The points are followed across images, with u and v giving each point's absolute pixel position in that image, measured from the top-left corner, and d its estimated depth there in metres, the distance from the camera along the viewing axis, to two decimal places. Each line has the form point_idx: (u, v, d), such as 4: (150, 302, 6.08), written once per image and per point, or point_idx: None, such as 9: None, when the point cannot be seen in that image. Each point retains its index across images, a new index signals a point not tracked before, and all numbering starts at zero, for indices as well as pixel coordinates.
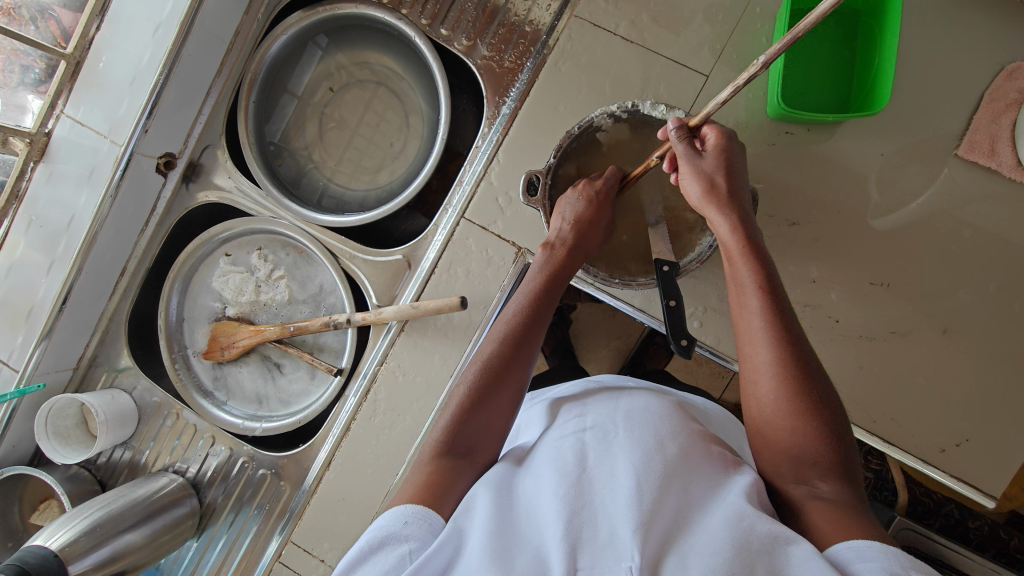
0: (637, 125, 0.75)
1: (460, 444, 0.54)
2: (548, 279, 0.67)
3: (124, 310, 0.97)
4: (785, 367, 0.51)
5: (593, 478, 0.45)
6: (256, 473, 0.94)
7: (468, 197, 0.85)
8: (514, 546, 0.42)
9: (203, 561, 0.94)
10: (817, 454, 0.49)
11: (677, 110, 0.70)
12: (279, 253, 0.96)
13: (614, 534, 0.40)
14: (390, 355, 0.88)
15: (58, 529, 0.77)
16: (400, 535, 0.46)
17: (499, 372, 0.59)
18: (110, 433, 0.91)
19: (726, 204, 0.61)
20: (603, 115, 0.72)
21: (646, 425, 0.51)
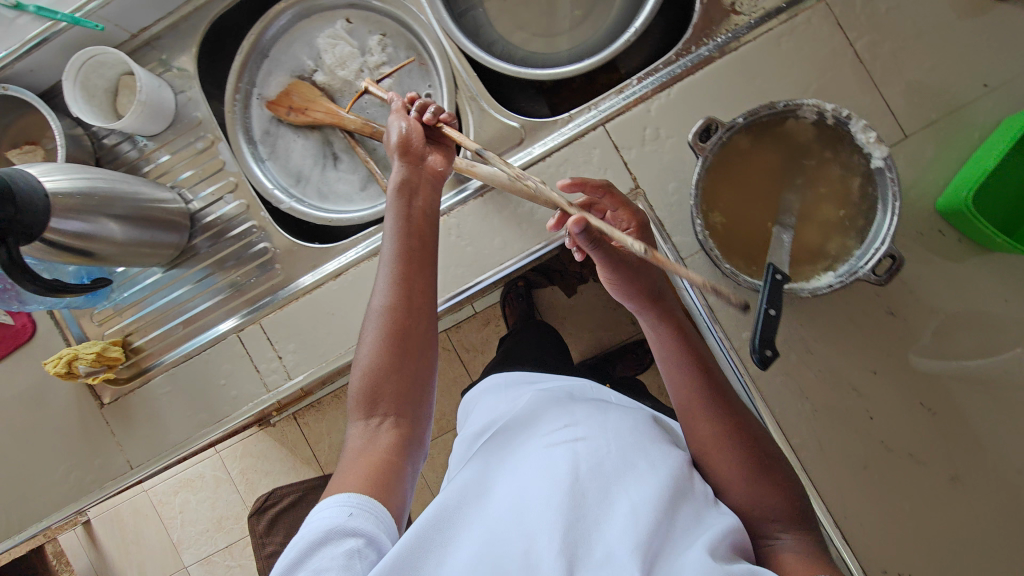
0: (831, 139, 0.68)
1: (379, 407, 0.61)
2: (420, 233, 0.66)
3: (214, 9, 0.86)
4: (727, 430, 0.61)
5: (587, 500, 0.54)
6: (257, 245, 0.88)
7: (619, 110, 0.79)
8: (505, 553, 0.50)
9: (159, 295, 0.88)
10: (774, 506, 0.59)
11: (884, 146, 0.63)
12: (400, 52, 0.87)
13: (611, 555, 0.49)
14: (455, 212, 0.82)
15: (54, 172, 0.69)
16: (344, 527, 0.51)
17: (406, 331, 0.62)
18: (140, 119, 0.81)
19: (643, 296, 0.67)
20: (813, 108, 0.66)
21: (629, 451, 0.60)
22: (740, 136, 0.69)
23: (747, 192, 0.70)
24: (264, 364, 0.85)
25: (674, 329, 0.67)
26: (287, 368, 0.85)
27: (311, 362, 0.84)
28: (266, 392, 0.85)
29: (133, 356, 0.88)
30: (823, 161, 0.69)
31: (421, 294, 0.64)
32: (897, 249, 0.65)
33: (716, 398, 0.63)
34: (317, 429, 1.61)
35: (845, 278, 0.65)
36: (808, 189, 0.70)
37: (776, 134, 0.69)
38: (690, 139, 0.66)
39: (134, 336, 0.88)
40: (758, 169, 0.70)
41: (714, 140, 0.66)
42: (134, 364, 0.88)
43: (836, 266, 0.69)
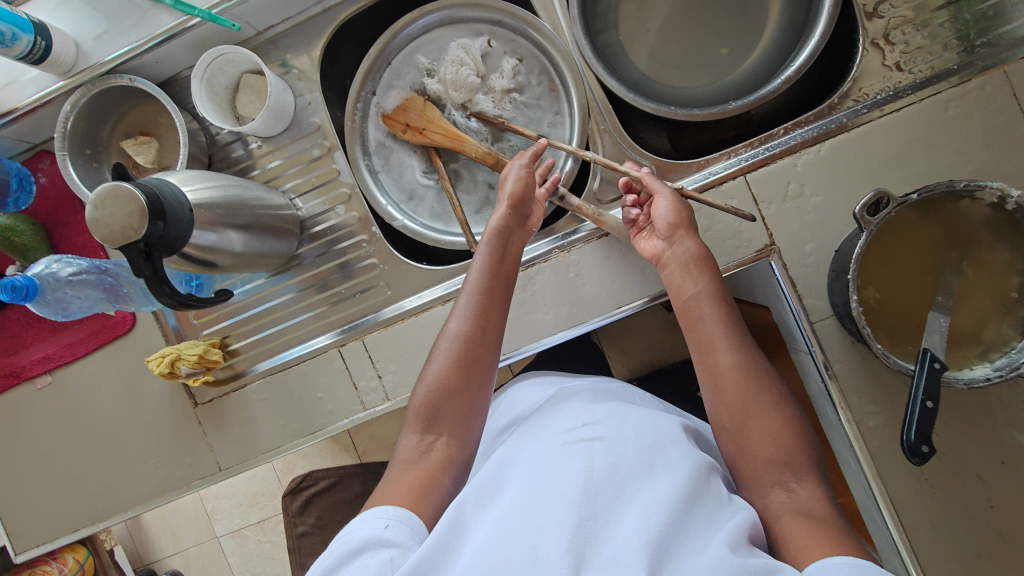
0: (1005, 223, 0.65)
1: (436, 429, 0.61)
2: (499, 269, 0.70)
3: (343, 12, 0.83)
4: (742, 364, 0.62)
5: (600, 502, 0.52)
6: (365, 259, 0.86)
7: (761, 160, 0.76)
8: (513, 540, 0.47)
9: (262, 300, 0.87)
10: (779, 442, 0.58)
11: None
12: (530, 75, 0.84)
13: (620, 552, 0.46)
14: (576, 249, 0.79)
15: (190, 181, 0.68)
16: (383, 538, 0.49)
17: (469, 355, 0.65)
18: (263, 123, 0.79)
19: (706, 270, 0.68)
20: (996, 192, 0.62)
21: (644, 454, 0.58)
22: (904, 210, 0.66)
23: (905, 269, 0.66)
24: (363, 382, 0.84)
25: (730, 332, 0.65)
26: (387, 389, 0.83)
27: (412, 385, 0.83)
28: (363, 410, 0.84)
29: (229, 358, 0.87)
30: (993, 245, 0.65)
31: (490, 322, 0.67)
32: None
33: (748, 383, 0.61)
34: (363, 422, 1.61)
35: (1005, 374, 0.61)
36: (971, 272, 0.66)
37: (942, 212, 0.66)
38: (856, 209, 0.62)
39: (233, 338, 0.88)
40: (919, 247, 0.66)
41: (883, 214, 0.63)
42: (230, 366, 0.87)
43: (991, 356, 0.65)
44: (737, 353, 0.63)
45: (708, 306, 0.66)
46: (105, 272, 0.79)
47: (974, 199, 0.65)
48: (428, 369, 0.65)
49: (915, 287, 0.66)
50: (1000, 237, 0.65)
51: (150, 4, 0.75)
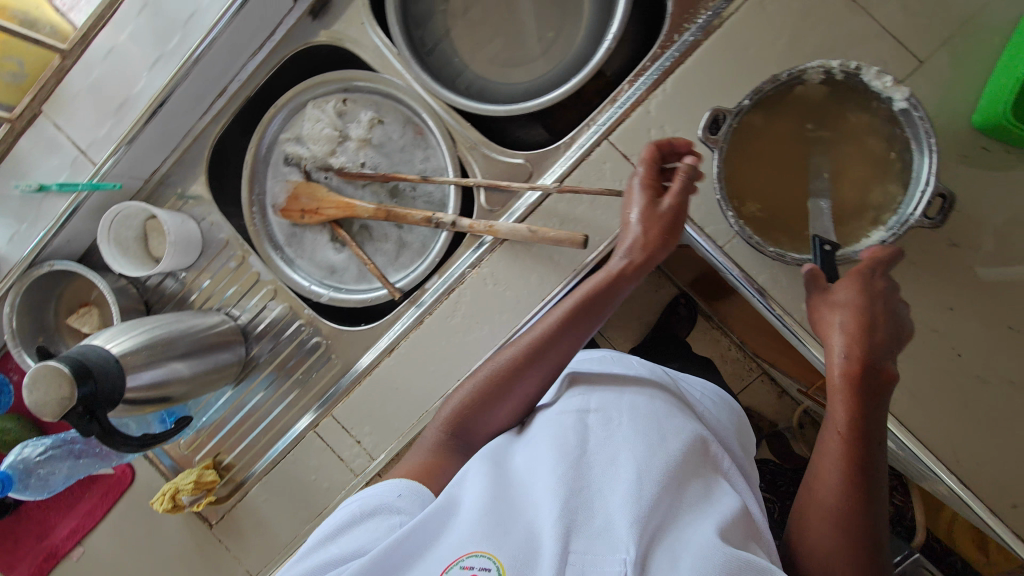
0: (844, 93, 0.66)
1: (459, 428, 0.69)
2: (567, 318, 0.66)
3: (212, 134, 0.90)
4: (856, 486, 0.56)
5: (591, 466, 0.55)
6: (309, 340, 0.91)
7: (619, 119, 0.78)
8: (511, 519, 0.51)
9: (234, 411, 0.92)
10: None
11: (903, 87, 0.60)
12: (389, 123, 0.88)
13: (610, 524, 0.49)
14: (485, 261, 0.83)
15: (116, 334, 0.73)
16: (393, 505, 0.59)
17: (506, 375, 0.67)
18: (175, 257, 0.85)
19: (851, 334, 0.58)
20: (819, 69, 0.63)
21: (643, 422, 0.60)
22: (750, 116, 0.67)
23: (771, 169, 0.68)
24: (346, 451, 0.88)
25: (853, 438, 0.57)
26: (369, 450, 0.87)
27: (389, 438, 0.87)
28: (356, 476, 0.88)
29: (226, 473, 0.93)
30: (843, 116, 0.66)
31: (559, 352, 0.67)
32: (944, 186, 0.62)
33: (854, 497, 0.56)
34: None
35: (897, 231, 0.62)
36: (834, 148, 0.67)
37: (785, 104, 0.67)
38: (698, 135, 0.65)
39: (223, 454, 0.93)
40: (777, 144, 0.68)
41: (724, 129, 0.65)
42: (230, 480, 0.92)
43: (884, 219, 0.66)
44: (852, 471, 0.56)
45: (842, 404, 0.57)
46: (72, 441, 0.85)
47: (808, 83, 0.66)
48: (465, 382, 0.71)
49: (788, 182, 0.68)
50: (845, 106, 0.66)
51: (41, 195, 0.82)
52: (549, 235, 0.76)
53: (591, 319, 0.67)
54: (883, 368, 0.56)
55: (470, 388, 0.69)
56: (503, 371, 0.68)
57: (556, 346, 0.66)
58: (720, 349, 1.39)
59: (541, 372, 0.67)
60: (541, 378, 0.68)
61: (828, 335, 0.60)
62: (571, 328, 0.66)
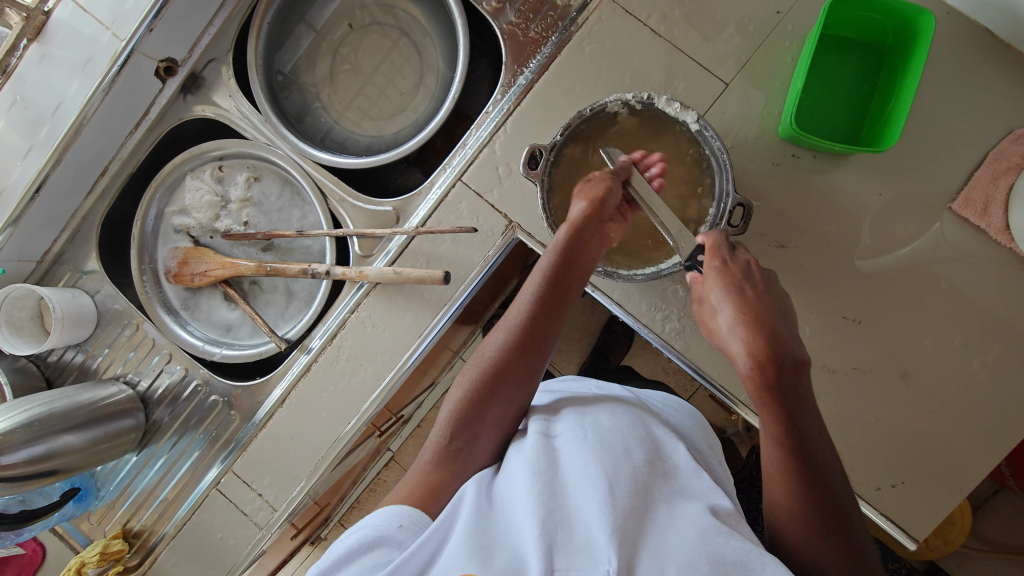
0: (650, 119, 0.73)
1: (457, 438, 0.61)
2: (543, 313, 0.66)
3: (99, 211, 0.94)
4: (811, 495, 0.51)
5: (563, 483, 0.52)
6: (208, 399, 0.93)
7: (469, 160, 0.83)
8: (495, 546, 0.48)
9: (140, 477, 0.94)
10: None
11: (692, 111, 0.67)
12: (267, 184, 0.94)
13: (590, 538, 0.46)
14: (362, 305, 0.87)
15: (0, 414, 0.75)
16: (392, 538, 0.51)
17: (498, 377, 0.63)
18: (66, 332, 0.88)
19: (749, 331, 0.56)
20: (618, 102, 0.70)
21: (609, 433, 0.57)
22: (570, 149, 0.74)
23: None
24: (249, 505, 0.89)
25: (792, 446, 0.52)
26: (271, 501, 0.89)
27: (290, 487, 0.88)
28: (260, 530, 0.89)
29: (136, 540, 0.93)
30: (653, 141, 0.73)
31: (540, 340, 0.65)
32: (742, 197, 0.67)
33: (807, 482, 0.51)
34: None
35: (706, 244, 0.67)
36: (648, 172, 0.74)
37: (601, 135, 0.74)
38: (521, 170, 0.70)
39: (132, 522, 0.93)
40: (600, 174, 0.74)
41: (542, 163, 0.71)
42: (140, 547, 0.93)
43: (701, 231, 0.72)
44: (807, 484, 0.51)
45: (763, 407, 0.54)
46: None
47: (615, 115, 0.73)
48: (458, 383, 0.65)
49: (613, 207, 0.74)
50: (654, 132, 0.73)
51: None
52: (409, 274, 0.80)
53: (558, 302, 0.67)
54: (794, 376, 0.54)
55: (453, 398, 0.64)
56: (493, 376, 0.63)
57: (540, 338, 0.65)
58: (661, 363, 1.40)
59: (531, 362, 0.65)
60: (529, 375, 0.64)
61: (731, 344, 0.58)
62: (540, 321, 0.66)
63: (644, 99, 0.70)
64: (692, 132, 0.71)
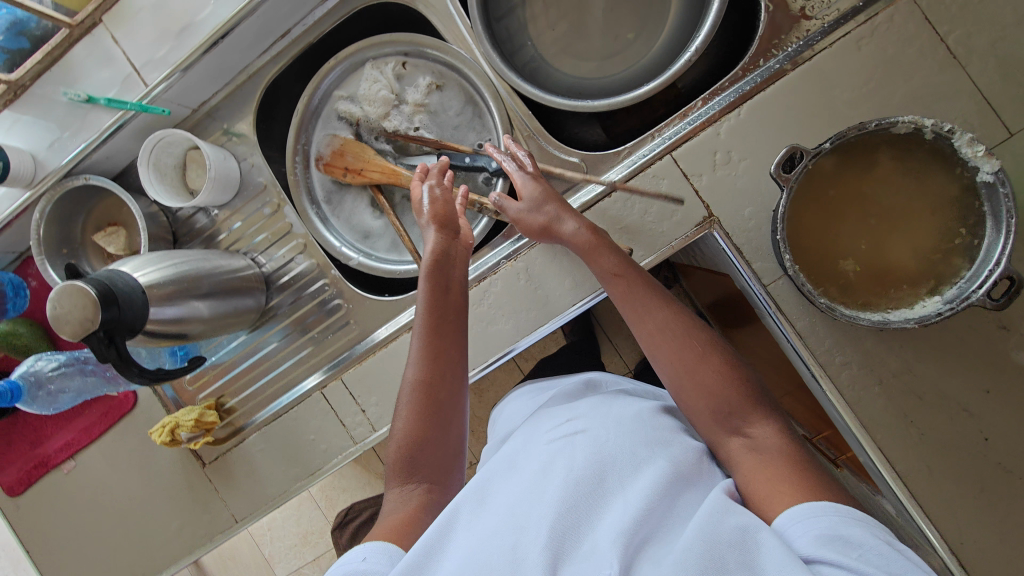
0: (929, 151, 0.64)
1: (419, 471, 0.61)
2: (438, 326, 0.66)
3: (268, 74, 0.87)
4: (694, 355, 0.62)
5: (579, 481, 0.52)
6: (332, 300, 0.90)
7: (687, 135, 0.76)
8: (496, 539, 0.48)
9: (244, 356, 0.92)
10: (724, 396, 0.60)
11: (995, 159, 0.58)
12: (447, 95, 0.87)
13: (598, 546, 0.46)
14: (523, 255, 0.81)
15: (145, 265, 0.71)
16: (359, 565, 0.49)
17: (425, 404, 0.63)
18: (212, 193, 0.84)
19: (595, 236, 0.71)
20: (911, 124, 0.61)
21: (629, 437, 0.57)
22: (823, 160, 0.66)
23: (834, 217, 0.67)
24: (349, 417, 0.87)
25: (678, 329, 0.65)
26: (372, 421, 0.86)
27: (394, 413, 0.86)
28: (354, 444, 0.87)
29: (227, 416, 0.93)
30: (921, 177, 0.64)
31: (444, 359, 0.65)
32: (1015, 269, 0.59)
33: (736, 383, 0.61)
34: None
35: (954, 305, 0.60)
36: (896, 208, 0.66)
37: (862, 156, 0.65)
38: (771, 170, 0.62)
39: (227, 397, 0.93)
40: (843, 196, 0.67)
41: (798, 168, 0.63)
42: (229, 423, 0.93)
43: (943, 290, 0.64)
44: (697, 354, 0.62)
45: (643, 294, 0.68)
46: (86, 361, 0.87)
47: (890, 136, 0.64)
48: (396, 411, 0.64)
49: (844, 234, 0.67)
50: (927, 169, 0.64)
51: (89, 107, 0.80)
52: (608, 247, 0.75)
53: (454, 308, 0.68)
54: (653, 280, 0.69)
55: (396, 432, 0.63)
56: (412, 405, 0.63)
57: (446, 349, 0.66)
58: None
59: (445, 387, 0.64)
60: (446, 391, 0.64)
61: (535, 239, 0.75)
62: (439, 335, 0.66)
63: (937, 128, 0.61)
64: (973, 180, 0.62)
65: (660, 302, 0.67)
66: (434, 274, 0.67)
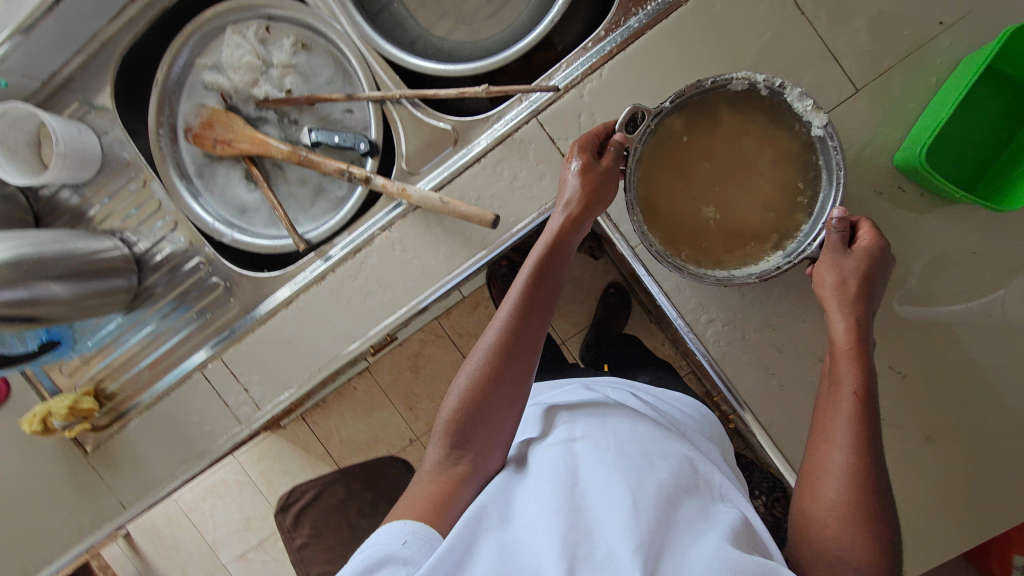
0: (768, 107, 0.65)
1: (461, 457, 0.60)
2: (527, 303, 0.63)
3: (122, 42, 0.83)
4: (862, 468, 0.51)
5: (585, 494, 0.53)
6: (209, 279, 0.87)
7: (551, 98, 0.75)
8: (520, 562, 0.48)
9: (122, 340, 0.89)
10: (863, 554, 0.49)
11: (824, 112, 0.60)
12: (316, 61, 0.83)
13: (612, 554, 0.47)
14: (396, 225, 0.80)
15: None
16: (398, 555, 0.51)
17: (492, 382, 0.61)
18: (66, 169, 0.80)
19: (850, 303, 0.59)
20: (743, 81, 0.62)
21: (630, 446, 0.58)
22: (670, 120, 0.66)
23: (686, 173, 0.67)
24: (233, 397, 0.86)
25: (864, 416, 0.54)
26: (256, 399, 0.85)
27: (278, 390, 0.84)
28: (239, 424, 0.86)
29: (108, 401, 0.90)
30: (761, 133, 0.65)
31: (529, 338, 0.63)
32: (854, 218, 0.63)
33: (855, 514, 0.50)
34: (325, 427, 1.78)
35: (793, 260, 0.62)
36: (738, 165, 0.67)
37: (706, 114, 0.66)
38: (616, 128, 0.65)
39: (107, 382, 0.90)
40: (695, 153, 0.67)
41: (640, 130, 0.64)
42: (111, 409, 0.90)
43: (785, 245, 0.66)
44: (859, 463, 0.52)
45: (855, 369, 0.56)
46: None
47: (733, 94, 0.65)
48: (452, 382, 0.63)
49: (694, 194, 0.67)
50: (769, 126, 0.65)
51: None
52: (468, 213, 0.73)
53: (548, 293, 0.64)
54: (871, 370, 0.56)
55: (450, 398, 0.62)
56: (477, 385, 0.60)
57: (540, 323, 0.64)
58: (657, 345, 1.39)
59: (516, 366, 0.62)
60: (518, 376, 0.62)
61: (823, 300, 0.61)
62: (528, 317, 0.63)
63: (772, 84, 0.62)
64: (812, 136, 0.63)
65: (844, 390, 0.55)
66: (544, 258, 0.64)
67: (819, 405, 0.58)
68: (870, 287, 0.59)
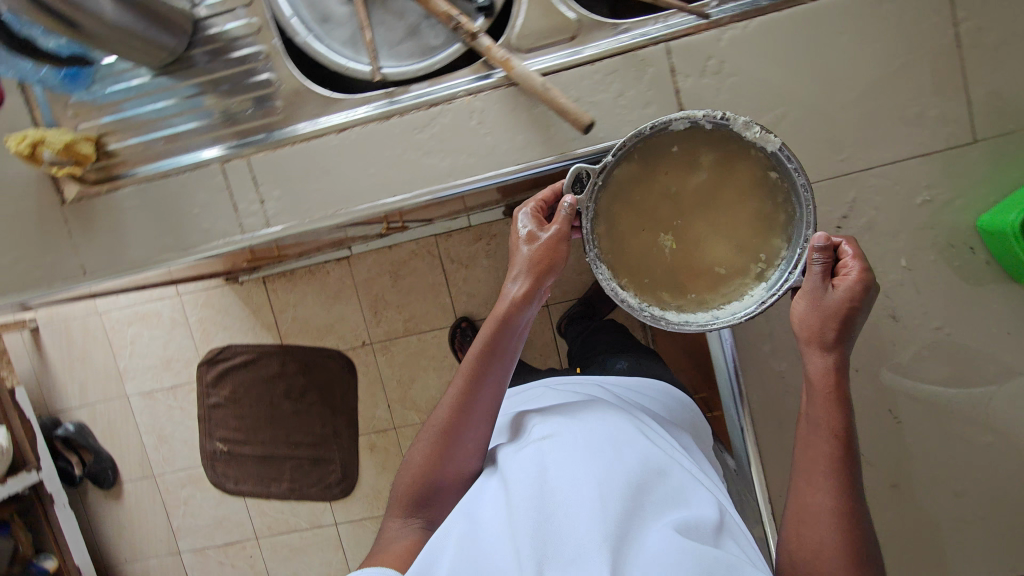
0: (732, 144, 0.62)
1: (425, 507, 0.66)
2: (490, 346, 0.66)
3: None
4: (843, 506, 0.55)
5: (554, 487, 0.56)
6: (259, 74, 0.79)
7: (690, 29, 0.71)
8: (490, 567, 0.52)
9: (139, 100, 0.80)
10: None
11: (774, 138, 0.57)
12: None
13: (580, 547, 0.51)
14: (483, 95, 0.75)
15: None
16: None
17: (460, 420, 0.66)
18: None
19: (836, 343, 0.58)
20: (684, 121, 0.60)
21: (595, 438, 0.61)
22: (620, 168, 0.63)
23: (651, 209, 0.64)
24: (244, 204, 0.80)
25: (839, 448, 0.57)
26: (267, 215, 0.80)
27: (294, 214, 0.79)
28: (241, 233, 0.80)
29: (104, 160, 0.81)
30: (730, 164, 0.63)
31: (496, 366, 0.67)
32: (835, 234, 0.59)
33: (849, 547, 0.54)
34: (279, 303, 1.76)
35: (775, 294, 0.59)
36: (719, 193, 0.63)
37: (648, 175, 0.63)
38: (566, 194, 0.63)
39: (109, 139, 0.81)
40: (672, 187, 0.63)
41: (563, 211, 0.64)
42: (103, 168, 0.82)
43: (767, 274, 0.63)
44: (839, 493, 0.56)
45: (830, 408, 0.58)
46: None
47: (676, 133, 0.62)
48: (415, 444, 0.67)
49: (648, 226, 0.64)
50: (737, 166, 0.63)
51: None
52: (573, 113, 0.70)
53: (520, 324, 0.67)
54: (847, 407, 0.58)
55: (409, 461, 0.67)
56: (452, 417, 0.66)
57: (506, 360, 0.67)
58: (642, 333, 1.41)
59: (489, 395, 0.67)
60: (490, 403, 0.67)
61: (794, 310, 0.61)
62: (485, 366, 0.66)
63: (718, 118, 0.60)
64: (774, 167, 0.61)
65: (823, 424, 0.58)
66: (491, 337, 0.66)
67: (799, 436, 0.61)
68: (852, 319, 0.57)
